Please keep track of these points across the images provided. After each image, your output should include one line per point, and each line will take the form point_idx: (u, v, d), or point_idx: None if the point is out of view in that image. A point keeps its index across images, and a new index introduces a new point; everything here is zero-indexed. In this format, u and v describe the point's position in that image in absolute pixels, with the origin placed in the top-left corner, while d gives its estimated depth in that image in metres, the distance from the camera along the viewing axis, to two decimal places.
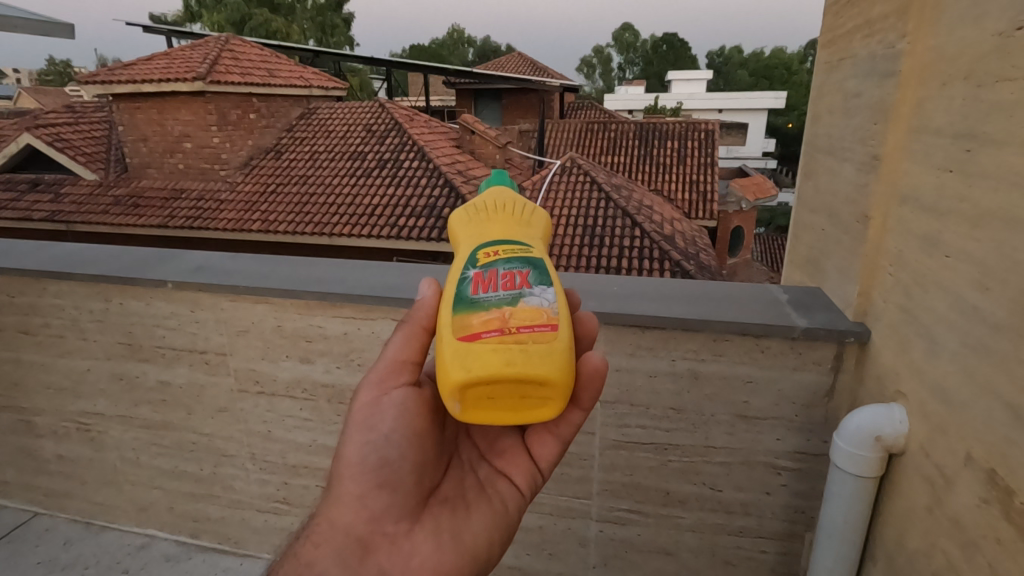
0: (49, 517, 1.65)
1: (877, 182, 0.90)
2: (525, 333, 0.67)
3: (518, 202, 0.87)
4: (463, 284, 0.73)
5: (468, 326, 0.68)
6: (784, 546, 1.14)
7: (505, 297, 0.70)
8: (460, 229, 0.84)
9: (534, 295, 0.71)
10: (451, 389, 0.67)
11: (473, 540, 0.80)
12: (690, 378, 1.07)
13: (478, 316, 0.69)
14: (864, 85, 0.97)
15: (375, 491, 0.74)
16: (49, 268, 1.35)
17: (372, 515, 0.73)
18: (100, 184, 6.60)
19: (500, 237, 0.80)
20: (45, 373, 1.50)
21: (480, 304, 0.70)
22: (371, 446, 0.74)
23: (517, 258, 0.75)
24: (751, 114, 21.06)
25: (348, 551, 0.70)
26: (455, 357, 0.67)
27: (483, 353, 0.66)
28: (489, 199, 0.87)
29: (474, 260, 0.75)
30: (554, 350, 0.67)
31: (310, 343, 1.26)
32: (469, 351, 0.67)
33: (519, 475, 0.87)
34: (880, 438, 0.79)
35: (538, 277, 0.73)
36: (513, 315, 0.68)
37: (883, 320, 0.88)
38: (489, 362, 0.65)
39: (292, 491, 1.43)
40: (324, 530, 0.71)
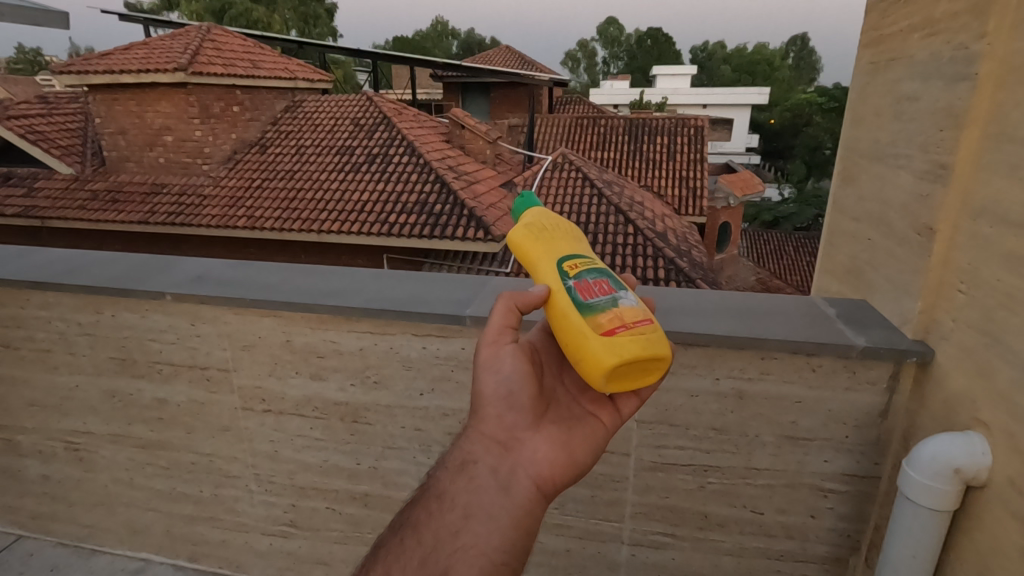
0: (34, 540, 1.55)
1: (944, 193, 0.84)
2: (641, 325, 0.72)
3: (556, 218, 0.90)
4: (570, 293, 0.75)
5: (600, 324, 0.72)
6: (828, 569, 1.09)
7: (612, 299, 0.74)
8: (524, 249, 0.84)
9: (626, 295, 0.76)
10: (604, 374, 0.71)
11: (582, 455, 0.75)
12: (734, 398, 1.01)
13: (604, 315, 0.72)
14: (924, 88, 0.91)
15: (507, 408, 0.74)
16: (34, 278, 1.24)
17: (504, 427, 0.73)
18: (76, 178, 6.36)
19: (569, 252, 0.82)
20: (28, 390, 1.39)
21: (598, 307, 0.73)
22: (499, 377, 0.73)
23: (596, 267, 0.79)
24: (735, 110, 21.17)
25: (491, 451, 0.72)
26: (600, 349, 0.71)
27: (623, 343, 0.71)
28: (535, 219, 0.88)
29: (563, 273, 0.78)
30: (660, 334, 0.74)
31: (323, 359, 1.17)
32: (612, 343, 0.70)
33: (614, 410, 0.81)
34: (959, 471, 0.73)
35: (617, 281, 0.78)
36: (624, 311, 0.73)
37: (951, 340, 0.83)
38: (632, 351, 0.71)
39: (301, 513, 1.34)
40: (471, 435, 0.73)
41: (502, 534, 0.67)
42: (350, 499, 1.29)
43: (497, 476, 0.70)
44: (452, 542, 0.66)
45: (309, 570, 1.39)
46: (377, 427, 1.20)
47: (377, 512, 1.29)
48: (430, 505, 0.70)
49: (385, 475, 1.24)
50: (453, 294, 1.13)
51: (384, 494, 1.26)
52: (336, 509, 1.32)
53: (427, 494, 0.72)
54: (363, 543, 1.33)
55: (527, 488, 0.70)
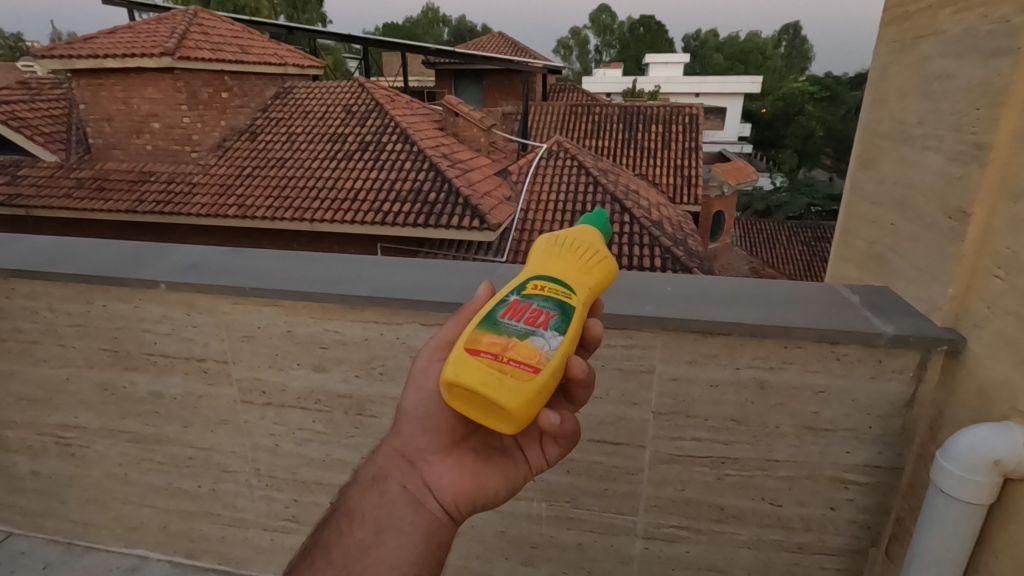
0: (24, 538, 1.50)
1: (980, 174, 0.81)
2: (511, 365, 0.65)
3: (596, 248, 0.81)
4: (499, 304, 0.71)
5: (476, 340, 0.67)
6: (847, 562, 1.07)
7: (525, 332, 0.68)
8: (531, 253, 0.81)
9: (542, 339, 0.68)
10: (442, 383, 0.66)
11: (488, 486, 0.74)
12: (755, 389, 0.98)
13: (494, 336, 0.67)
14: (958, 65, 0.87)
15: (422, 429, 0.72)
16: (20, 266, 1.19)
17: (417, 447, 0.72)
18: (61, 166, 6.22)
19: (557, 275, 0.76)
20: (17, 383, 1.33)
21: (499, 328, 0.68)
22: (420, 394, 0.72)
23: (555, 300, 0.71)
24: (727, 99, 21.11)
25: (400, 467, 0.71)
26: (453, 362, 0.66)
27: (472, 368, 0.64)
28: (572, 236, 0.82)
29: (520, 288, 0.73)
30: (527, 389, 0.64)
31: (325, 350, 1.13)
32: (463, 361, 0.65)
33: (536, 448, 0.79)
34: (999, 463, 0.70)
35: (561, 325, 0.70)
36: (515, 346, 0.66)
37: (988, 327, 0.80)
38: (470, 377, 0.64)
39: (303, 508, 1.30)
40: (385, 450, 0.73)
41: (404, 554, 0.66)
42: None
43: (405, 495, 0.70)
44: (361, 559, 0.64)
45: None
46: (382, 419, 1.16)
47: None
48: (340, 523, 0.68)
49: None
50: (461, 282, 1.08)
51: None
52: None
53: (337, 512, 0.70)
54: None
55: (430, 512, 0.70)
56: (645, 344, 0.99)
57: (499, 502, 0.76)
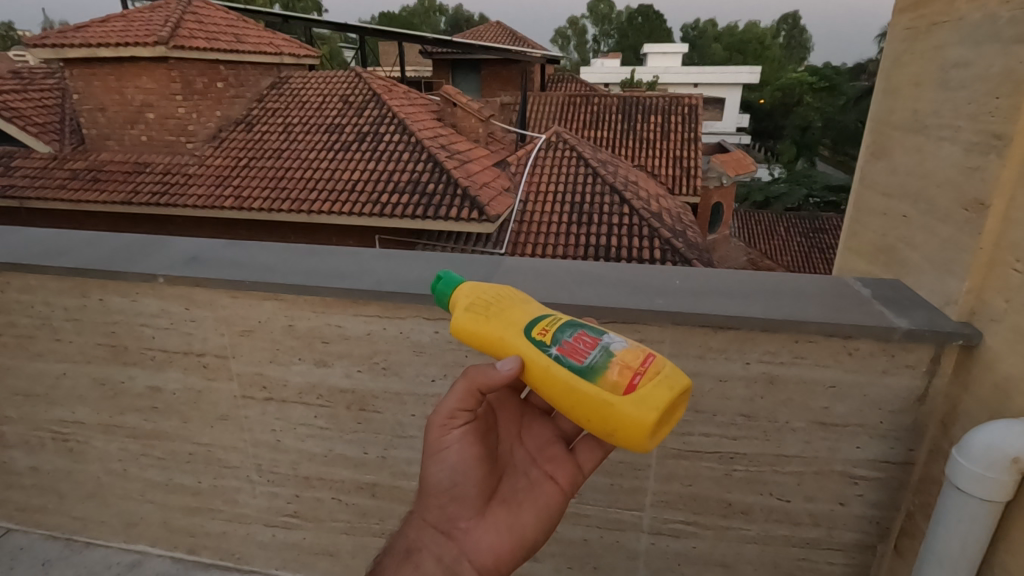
0: (23, 533, 1.48)
1: (1000, 166, 0.79)
2: (651, 363, 0.68)
3: (490, 289, 0.80)
4: (562, 364, 0.70)
5: (615, 385, 0.67)
6: (854, 557, 1.06)
7: (604, 350, 0.69)
8: (478, 342, 0.76)
9: (614, 338, 0.71)
10: (646, 436, 0.66)
11: (529, 536, 0.79)
12: (765, 383, 0.96)
13: (612, 371, 0.67)
14: (976, 54, 0.85)
15: (449, 500, 0.76)
16: (14, 259, 1.16)
17: (448, 517, 0.76)
18: (55, 157, 6.15)
19: (528, 318, 0.75)
20: (12, 378, 1.31)
21: (598, 369, 0.68)
22: (443, 467, 0.75)
23: (565, 323, 0.73)
24: (726, 89, 20.99)
25: (437, 539, 0.75)
26: (628, 412, 0.66)
27: (648, 395, 0.66)
28: (479, 295, 0.78)
29: (540, 344, 0.72)
30: (670, 363, 0.69)
31: (327, 345, 1.11)
32: (637, 401, 0.66)
33: (566, 480, 0.84)
34: (1017, 460, 0.69)
35: (595, 327, 0.73)
36: (625, 358, 0.68)
37: (1004, 321, 0.78)
38: (660, 397, 0.66)
39: (305, 504, 1.29)
40: (416, 521, 0.75)
41: None
42: (357, 489, 1.24)
43: (443, 563, 0.73)
44: None
45: (314, 562, 1.35)
46: (385, 414, 1.15)
47: (385, 502, 1.24)
48: None
49: (393, 464, 1.19)
50: (465, 275, 1.07)
51: (393, 484, 1.21)
52: (342, 500, 1.26)
53: None
54: (370, 534, 1.28)
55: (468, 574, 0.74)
56: (654, 338, 0.97)
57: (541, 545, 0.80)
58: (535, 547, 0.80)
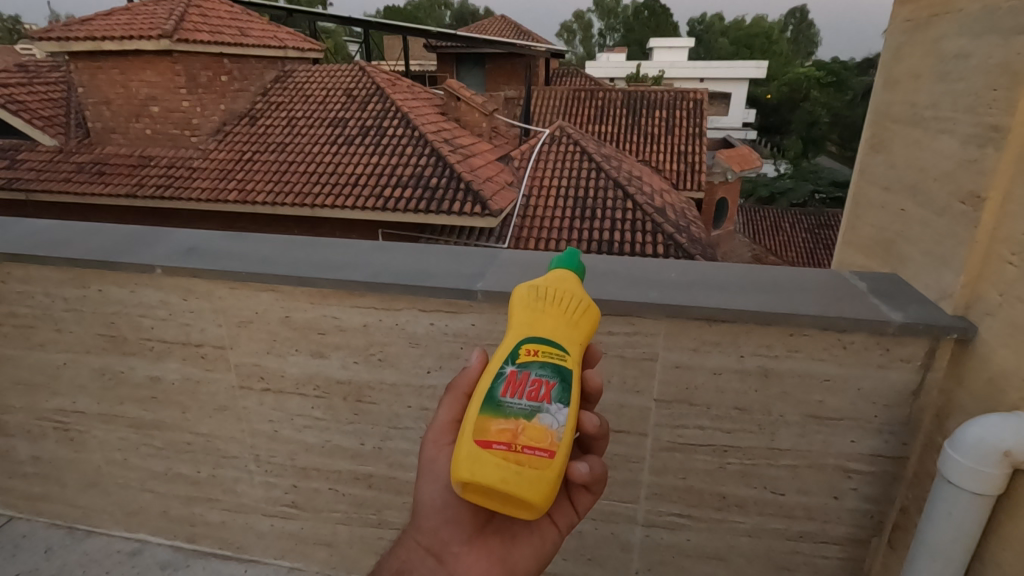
0: (26, 522, 1.50)
1: (996, 158, 0.78)
2: (528, 454, 0.66)
3: (575, 296, 0.80)
4: (497, 380, 0.71)
5: (484, 431, 0.67)
6: (848, 551, 1.06)
7: (531, 410, 0.68)
8: (511, 307, 0.80)
9: (550, 413, 0.68)
10: (456, 480, 0.67)
11: (518, 568, 0.78)
12: (759, 376, 0.96)
13: (500, 423, 0.67)
14: (975, 45, 0.84)
15: (443, 522, 0.76)
16: (15, 250, 1.17)
17: (440, 540, 0.76)
18: (60, 150, 6.18)
19: (547, 334, 0.75)
20: (14, 368, 1.32)
21: (504, 410, 0.68)
22: (436, 486, 0.75)
23: (552, 366, 0.71)
24: (732, 84, 20.86)
25: (426, 563, 0.75)
26: (465, 458, 0.67)
27: (487, 464, 0.65)
28: (550, 284, 0.81)
29: (513, 355, 0.73)
30: (546, 477, 0.66)
31: (324, 336, 1.11)
32: (477, 458, 0.66)
33: (561, 514, 0.83)
34: (1009, 454, 0.69)
35: (564, 393, 0.70)
36: (525, 430, 0.67)
37: (999, 315, 0.78)
38: (491, 475, 0.65)
39: (302, 494, 1.30)
40: (408, 542, 0.76)
41: None
42: (354, 479, 1.25)
43: None
44: None
45: (312, 551, 1.36)
46: (381, 406, 1.15)
47: (382, 493, 1.25)
48: None
49: (390, 455, 1.20)
50: (461, 268, 1.07)
51: (389, 475, 1.22)
52: (339, 490, 1.27)
53: None
54: (367, 524, 1.29)
55: None
56: (649, 331, 0.97)
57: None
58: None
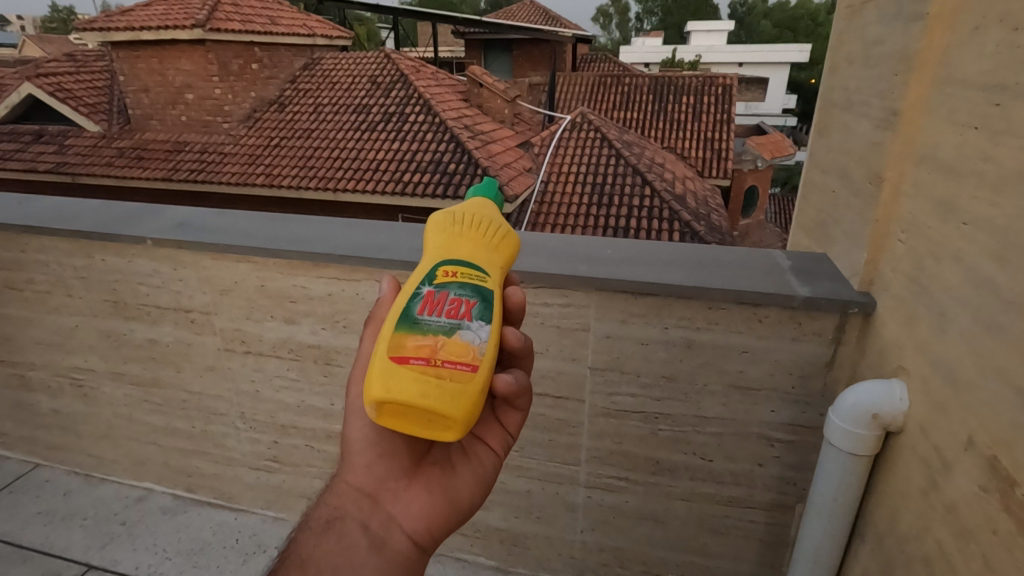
0: (48, 469, 1.68)
1: (893, 141, 0.82)
2: (447, 368, 0.65)
3: (493, 220, 0.83)
4: (413, 299, 0.71)
5: (400, 348, 0.66)
6: (774, 517, 1.12)
7: (450, 326, 0.68)
8: (429, 233, 0.81)
9: (470, 330, 0.68)
10: (369, 399, 0.65)
11: (461, 500, 0.77)
12: (684, 347, 1.02)
13: (418, 339, 0.67)
14: (888, 31, 0.87)
15: (377, 460, 0.75)
16: (31, 222, 1.32)
17: (376, 479, 0.74)
18: (103, 136, 6.52)
19: (465, 258, 0.76)
20: (34, 329, 1.48)
21: (420, 327, 0.68)
22: (369, 421, 0.74)
23: (470, 286, 0.72)
24: (771, 68, 20.18)
25: (360, 505, 0.73)
26: (379, 375, 0.65)
27: (404, 379, 0.64)
28: (468, 212, 0.83)
29: (430, 276, 0.73)
30: (466, 391, 0.65)
31: (295, 304, 1.22)
32: (393, 372, 0.65)
33: (496, 438, 0.82)
34: (877, 416, 0.74)
35: (484, 311, 0.70)
36: (445, 346, 0.66)
37: (889, 290, 0.82)
38: (407, 390, 0.64)
39: (283, 450, 1.43)
40: (340, 488, 0.74)
41: None
42: (327, 437, 1.36)
43: (369, 531, 0.71)
44: None
45: (293, 503, 1.49)
46: (348, 368, 1.26)
47: None
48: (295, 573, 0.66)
49: None
50: (418, 243, 1.16)
51: None
52: (315, 447, 1.39)
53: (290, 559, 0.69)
54: None
55: (398, 539, 0.72)
56: (580, 303, 1.04)
57: (476, 508, 0.79)
58: (469, 510, 0.78)
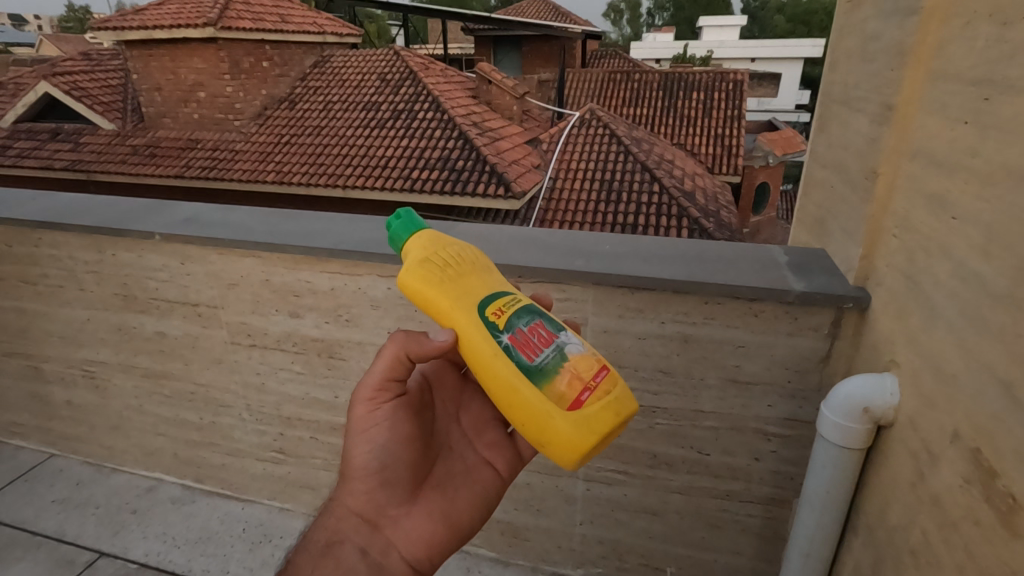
0: (62, 458, 1.72)
1: (888, 136, 0.82)
2: (600, 382, 0.70)
3: (452, 248, 0.78)
4: (512, 356, 0.70)
5: (562, 397, 0.69)
6: (771, 510, 1.13)
7: (558, 350, 0.71)
8: (426, 291, 0.75)
9: (570, 341, 0.72)
10: (577, 457, 0.68)
11: (461, 525, 0.80)
12: (680, 342, 1.03)
13: (561, 381, 0.69)
14: (885, 26, 0.87)
15: (378, 487, 0.75)
16: (44, 218, 1.35)
17: (376, 505, 0.75)
18: (118, 134, 6.61)
19: (485, 293, 0.75)
20: (48, 322, 1.52)
21: (549, 370, 0.69)
22: (372, 447, 0.75)
23: (524, 310, 0.73)
24: (784, 63, 19.94)
25: (360, 530, 0.74)
26: (569, 431, 0.68)
27: (593, 414, 0.69)
28: (434, 254, 0.77)
29: (493, 327, 0.72)
30: (621, 385, 0.72)
31: (299, 298, 1.24)
32: (581, 417, 0.68)
33: (499, 464, 0.86)
34: (869, 410, 0.75)
35: (553, 323, 0.74)
36: (578, 367, 0.70)
37: (883, 285, 0.83)
38: (604, 420, 0.69)
39: (288, 441, 1.45)
40: (338, 513, 0.74)
41: None
42: (331, 429, 1.39)
43: (367, 557, 0.72)
44: None
45: (298, 493, 1.52)
46: (351, 362, 1.28)
47: None
48: None
49: None
50: None
51: None
52: (319, 438, 1.42)
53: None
54: None
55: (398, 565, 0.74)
56: (578, 297, 1.05)
57: (473, 533, 0.82)
58: (467, 536, 0.81)
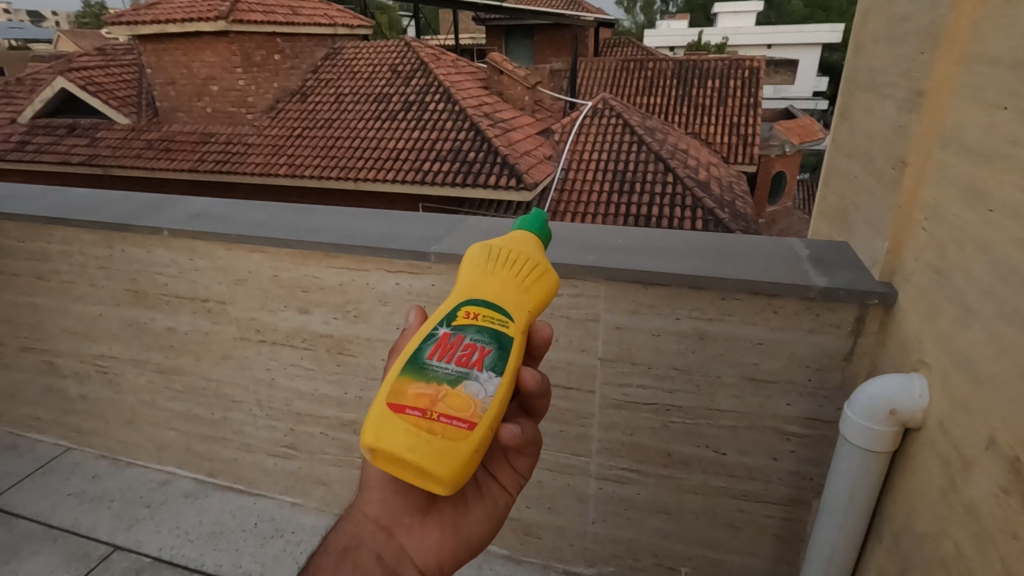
0: (79, 452, 1.73)
1: (917, 123, 0.78)
2: (441, 423, 0.62)
3: (530, 259, 0.77)
4: (427, 341, 0.68)
5: (401, 395, 0.64)
6: (790, 511, 1.09)
7: (459, 374, 0.64)
8: (463, 267, 0.77)
9: (477, 381, 0.64)
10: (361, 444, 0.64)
11: (471, 537, 0.74)
12: (696, 338, 0.99)
13: (420, 386, 0.64)
14: (915, 7, 0.82)
15: (394, 492, 0.74)
16: (54, 215, 1.35)
17: (390, 512, 0.73)
18: (133, 128, 6.67)
19: (487, 298, 0.71)
20: (61, 317, 1.53)
21: (426, 373, 0.65)
22: None
23: (489, 331, 0.68)
24: (803, 49, 19.46)
25: (376, 536, 0.71)
26: (375, 421, 0.63)
27: (396, 430, 0.62)
28: (506, 248, 0.77)
29: (451, 316, 0.70)
30: (456, 451, 0.61)
31: (307, 294, 1.23)
32: (387, 421, 0.63)
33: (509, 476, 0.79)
34: (895, 412, 0.72)
35: (498, 362, 0.66)
36: (447, 397, 0.63)
37: (911, 280, 0.79)
38: (397, 441, 0.62)
39: (299, 437, 1.45)
40: (356, 518, 0.72)
41: None
42: (340, 425, 1.38)
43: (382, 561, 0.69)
44: None
45: (310, 488, 1.52)
46: (359, 358, 1.26)
47: None
48: None
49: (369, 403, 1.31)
50: (427, 233, 1.16)
51: None
52: (330, 435, 1.41)
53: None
54: (355, 466, 1.42)
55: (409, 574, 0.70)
56: (590, 293, 1.02)
57: (485, 545, 0.76)
58: (479, 549, 0.75)
